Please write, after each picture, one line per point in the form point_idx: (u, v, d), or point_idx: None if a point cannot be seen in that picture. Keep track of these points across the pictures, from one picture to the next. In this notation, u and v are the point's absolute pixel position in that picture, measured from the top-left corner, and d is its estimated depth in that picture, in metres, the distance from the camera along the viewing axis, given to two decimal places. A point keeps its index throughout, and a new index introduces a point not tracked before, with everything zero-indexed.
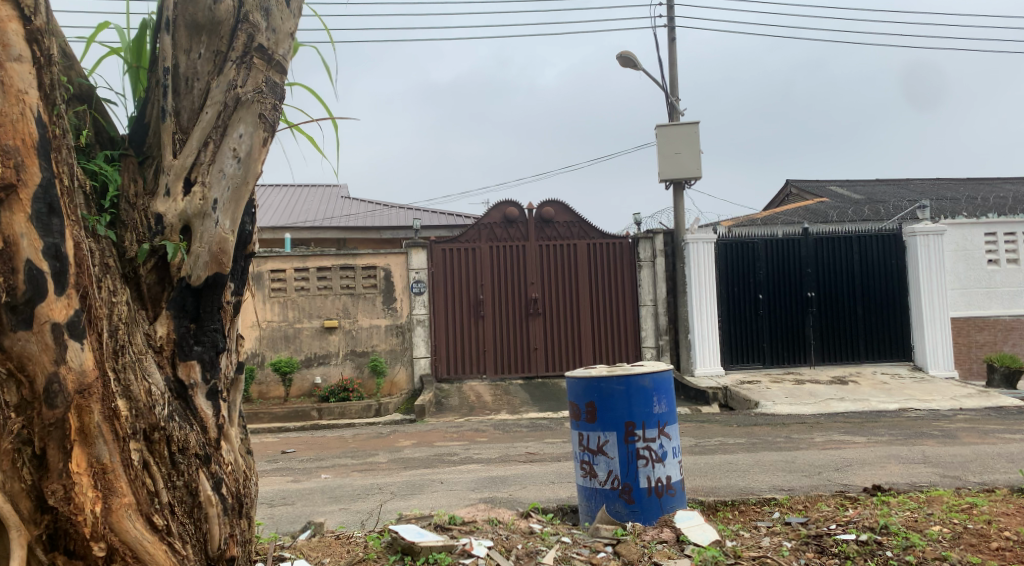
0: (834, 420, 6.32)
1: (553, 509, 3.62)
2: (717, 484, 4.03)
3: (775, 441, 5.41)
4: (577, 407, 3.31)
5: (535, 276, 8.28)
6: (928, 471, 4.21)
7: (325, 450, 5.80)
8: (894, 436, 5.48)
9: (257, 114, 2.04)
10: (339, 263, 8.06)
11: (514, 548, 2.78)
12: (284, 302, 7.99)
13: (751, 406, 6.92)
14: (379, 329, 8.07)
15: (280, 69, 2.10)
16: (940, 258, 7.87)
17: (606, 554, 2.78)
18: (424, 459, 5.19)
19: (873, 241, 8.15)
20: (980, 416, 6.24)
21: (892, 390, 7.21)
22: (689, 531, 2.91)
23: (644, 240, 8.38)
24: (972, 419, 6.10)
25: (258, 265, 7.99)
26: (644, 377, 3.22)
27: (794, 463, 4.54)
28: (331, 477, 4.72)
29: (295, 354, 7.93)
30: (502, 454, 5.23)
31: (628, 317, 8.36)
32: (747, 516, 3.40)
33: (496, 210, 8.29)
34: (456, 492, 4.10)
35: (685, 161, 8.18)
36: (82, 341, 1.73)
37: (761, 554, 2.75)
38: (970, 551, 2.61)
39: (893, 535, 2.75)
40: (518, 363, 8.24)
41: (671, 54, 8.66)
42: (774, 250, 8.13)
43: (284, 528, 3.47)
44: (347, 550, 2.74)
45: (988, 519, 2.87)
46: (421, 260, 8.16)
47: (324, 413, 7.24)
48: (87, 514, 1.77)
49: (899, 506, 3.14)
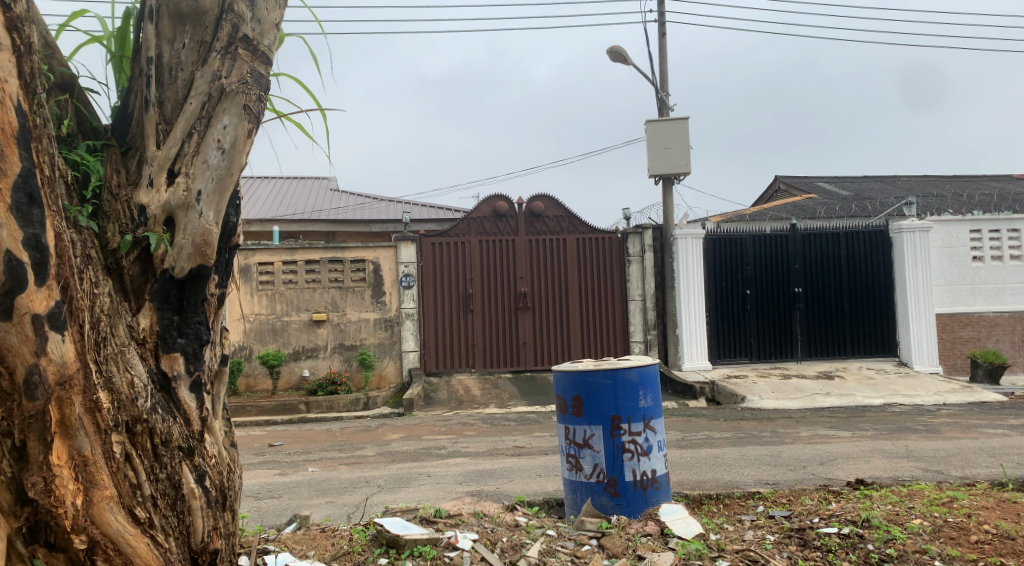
0: (820, 415, 6.36)
1: (539, 501, 3.64)
2: (702, 478, 4.05)
3: (761, 435, 5.45)
4: (564, 401, 3.32)
5: (525, 270, 8.29)
6: (911, 465, 4.25)
7: (313, 443, 5.79)
8: (878, 431, 5.53)
9: (242, 105, 2.00)
10: (328, 256, 8.04)
11: (499, 540, 2.78)
12: (271, 295, 7.96)
13: (737, 400, 6.99)
14: (368, 323, 8.06)
15: (266, 60, 2.07)
16: (926, 255, 7.94)
17: (590, 547, 2.79)
18: (412, 452, 5.19)
19: (859, 237, 8.20)
20: (963, 411, 6.31)
21: (877, 385, 7.27)
22: (673, 524, 2.91)
23: (633, 235, 8.40)
24: (955, 414, 6.17)
25: (246, 258, 7.95)
26: (631, 370, 3.23)
27: (779, 457, 4.58)
28: (317, 470, 4.71)
29: (283, 347, 7.90)
30: (490, 447, 5.24)
31: (617, 312, 8.37)
32: (731, 510, 3.42)
33: (485, 204, 8.27)
34: (443, 486, 4.10)
35: (674, 156, 8.18)
36: (63, 333, 1.71)
37: (744, 547, 2.77)
38: (949, 544, 2.64)
39: (874, 528, 2.77)
40: (506, 358, 8.24)
41: (662, 49, 8.67)
42: (762, 245, 8.17)
43: (270, 520, 3.47)
44: (331, 543, 2.74)
45: (968, 512, 2.91)
46: (410, 253, 8.15)
47: (311, 406, 7.20)
48: (68, 507, 1.75)
49: (881, 499, 3.17)
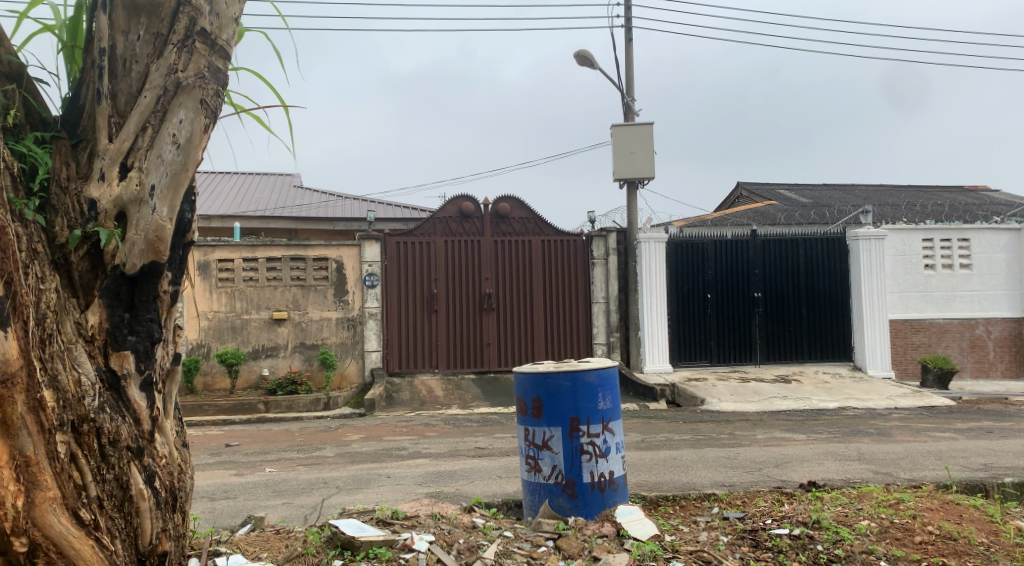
0: (776, 417, 6.48)
1: (497, 503, 3.65)
2: (660, 479, 4.10)
3: (719, 437, 5.53)
4: (524, 403, 3.33)
5: (490, 271, 8.28)
6: (861, 467, 4.36)
7: (271, 443, 5.71)
8: (832, 434, 5.65)
9: (198, 99, 1.98)
10: (290, 254, 7.94)
11: (456, 542, 2.77)
12: (231, 293, 7.84)
13: (696, 403, 7.10)
14: (330, 322, 7.98)
15: (223, 54, 2.04)
16: (881, 262, 8.14)
17: (546, 548, 2.80)
18: (372, 453, 5.15)
19: (817, 244, 8.36)
20: (913, 415, 6.48)
21: (832, 389, 7.43)
22: (629, 526, 2.94)
23: (597, 238, 8.45)
24: (906, 418, 6.33)
25: (205, 254, 7.81)
26: (590, 372, 3.25)
27: (736, 459, 4.65)
28: (275, 471, 4.65)
29: (242, 345, 7.78)
30: (451, 448, 5.23)
31: (580, 313, 8.42)
32: (687, 511, 3.47)
33: (451, 204, 8.25)
34: (402, 487, 4.08)
35: (639, 161, 8.27)
36: (5, 330, 1.66)
37: (698, 548, 2.81)
38: (895, 545, 2.71)
39: (824, 529, 2.83)
40: (469, 358, 8.23)
41: (628, 55, 8.76)
42: (723, 250, 8.30)
43: (223, 521, 3.42)
44: (285, 544, 2.71)
45: (913, 513, 2.98)
46: (374, 252, 8.09)
47: (271, 405, 7.10)
48: (8, 508, 1.70)
49: (832, 501, 3.25)
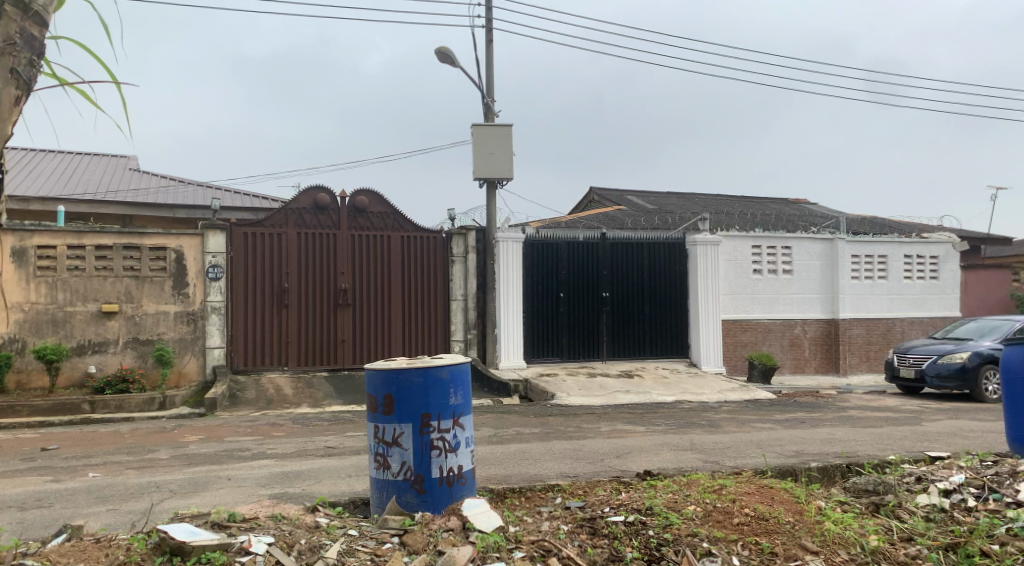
0: (619, 412, 6.80)
1: (344, 502, 3.57)
2: (509, 473, 4.18)
3: (566, 431, 5.73)
4: (374, 400, 3.28)
5: (345, 265, 8.09)
6: (693, 457, 4.67)
7: (96, 446, 5.26)
8: (668, 426, 6.01)
9: (9, 68, 1.79)
10: (122, 242, 7.35)
11: (297, 543, 2.69)
12: (52, 283, 7.14)
13: (547, 398, 7.31)
14: (167, 316, 7.47)
15: (39, 20, 1.86)
16: (715, 264, 8.76)
17: (391, 545, 2.78)
18: (212, 455, 4.88)
19: (661, 248, 8.86)
20: (740, 408, 7.03)
21: (670, 384, 7.90)
22: (475, 517, 2.96)
23: (456, 235, 8.47)
24: (733, 411, 6.85)
25: (21, 240, 7.06)
26: (442, 368, 3.26)
27: (580, 452, 4.83)
28: (100, 476, 4.29)
29: (65, 341, 7.12)
30: (298, 448, 5.06)
31: (436, 310, 8.40)
32: (532, 502, 3.56)
33: (306, 195, 7.99)
34: (244, 488, 3.90)
35: (497, 161, 8.39)
36: None
37: (540, 538, 2.90)
38: (716, 526, 2.93)
39: (656, 515, 3.01)
40: (322, 356, 7.99)
41: (489, 56, 8.86)
42: (575, 251, 8.59)
43: (35, 532, 3.11)
44: (107, 553, 2.51)
45: (733, 497, 3.23)
46: (220, 243, 7.66)
47: (97, 406, 6.55)
48: None
49: (664, 488, 3.45)
